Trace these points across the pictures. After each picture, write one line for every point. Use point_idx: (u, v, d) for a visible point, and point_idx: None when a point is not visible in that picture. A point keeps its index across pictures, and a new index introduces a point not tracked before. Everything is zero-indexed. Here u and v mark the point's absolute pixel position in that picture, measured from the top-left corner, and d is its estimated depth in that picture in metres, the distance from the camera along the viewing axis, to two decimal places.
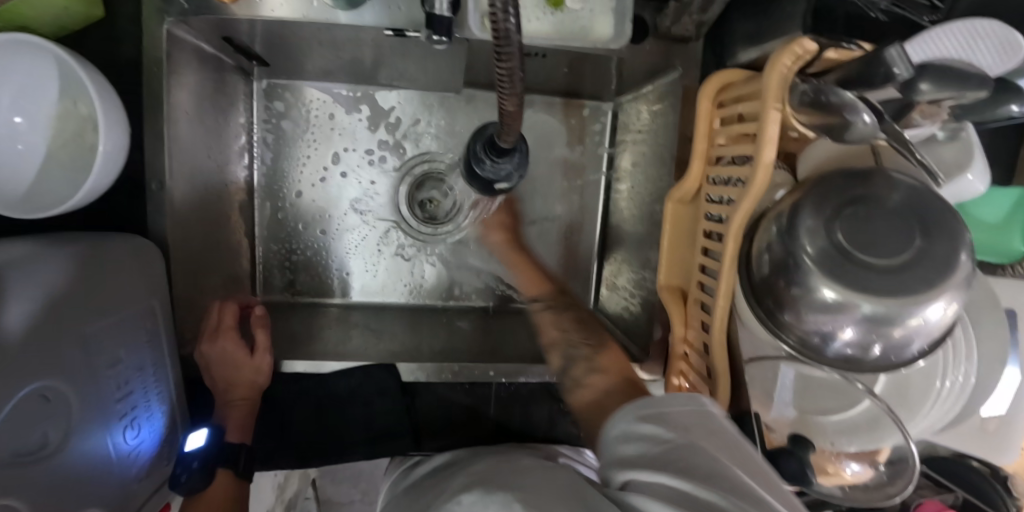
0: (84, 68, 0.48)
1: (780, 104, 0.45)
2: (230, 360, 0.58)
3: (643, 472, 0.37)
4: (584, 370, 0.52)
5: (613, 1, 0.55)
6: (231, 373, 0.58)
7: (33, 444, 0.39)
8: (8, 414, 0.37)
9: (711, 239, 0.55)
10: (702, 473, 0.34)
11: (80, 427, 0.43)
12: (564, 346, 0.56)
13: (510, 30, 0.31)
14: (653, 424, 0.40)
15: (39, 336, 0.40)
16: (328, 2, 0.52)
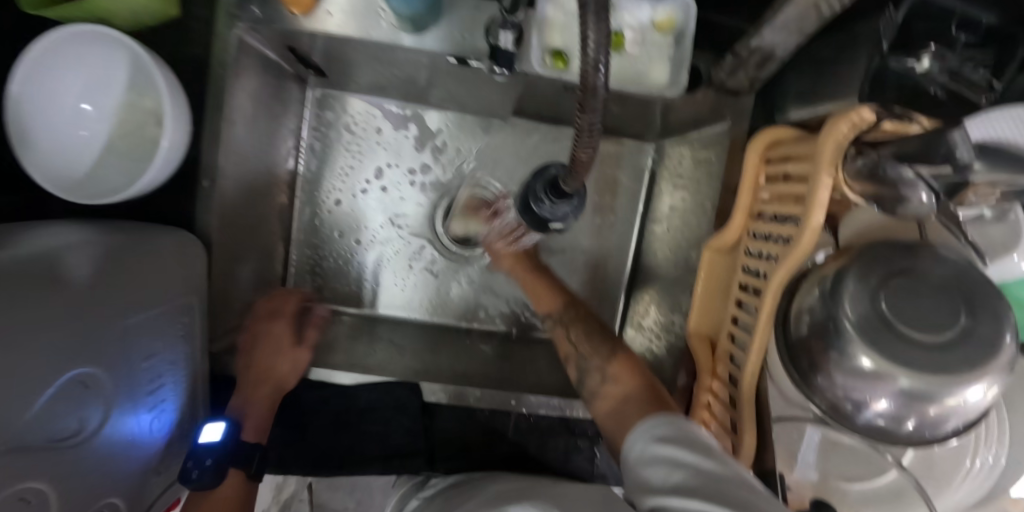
0: (161, 70, 0.50)
1: (833, 171, 0.46)
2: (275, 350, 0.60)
3: (673, 497, 0.37)
4: (597, 381, 0.52)
5: (672, 50, 0.56)
6: (271, 361, 0.60)
7: (75, 420, 0.40)
8: (49, 397, 0.37)
9: (747, 292, 0.55)
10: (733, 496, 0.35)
11: (115, 417, 0.44)
12: (578, 357, 0.55)
13: (598, 87, 0.30)
14: (673, 444, 0.41)
15: (83, 320, 0.41)
16: (395, 25, 0.54)
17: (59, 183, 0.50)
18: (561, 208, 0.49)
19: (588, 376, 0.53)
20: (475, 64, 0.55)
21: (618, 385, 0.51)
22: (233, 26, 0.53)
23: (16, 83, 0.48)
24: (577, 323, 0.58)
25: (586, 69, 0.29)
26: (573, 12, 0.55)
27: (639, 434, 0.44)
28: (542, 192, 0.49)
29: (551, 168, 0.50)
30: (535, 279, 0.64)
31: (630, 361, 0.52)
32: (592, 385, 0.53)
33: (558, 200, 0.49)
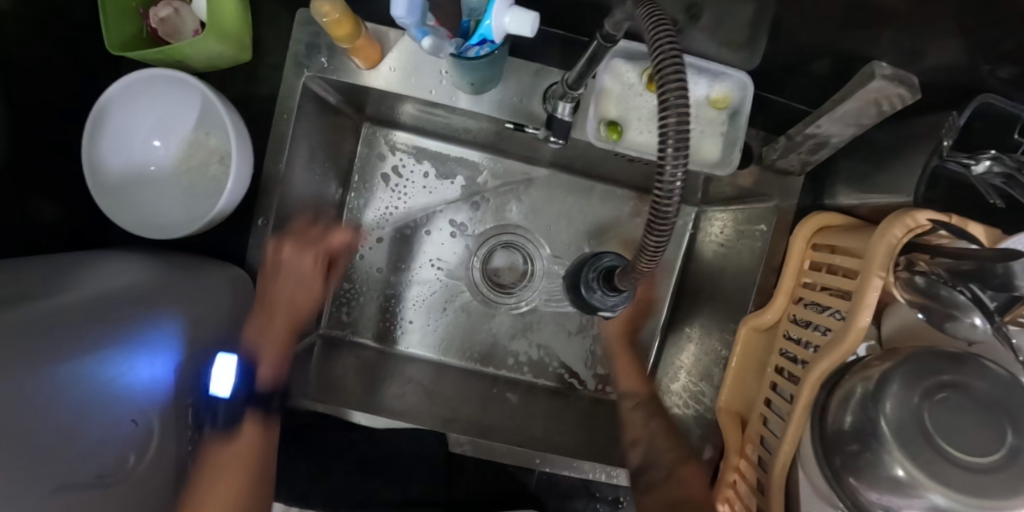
0: (232, 116, 0.52)
1: (885, 273, 0.46)
2: (315, 277, 0.63)
3: None
4: (660, 475, 0.54)
5: (725, 127, 0.57)
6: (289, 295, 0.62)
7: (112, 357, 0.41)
8: (98, 435, 0.39)
9: (782, 376, 0.55)
10: None
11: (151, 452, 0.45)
12: (650, 445, 0.58)
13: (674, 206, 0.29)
14: None
15: (133, 357, 0.43)
16: (455, 84, 0.56)
17: (125, 218, 0.52)
18: (612, 300, 0.50)
19: (656, 466, 0.55)
20: (531, 130, 0.56)
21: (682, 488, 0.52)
22: (301, 74, 0.56)
23: (93, 120, 0.50)
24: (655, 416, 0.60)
25: (659, 181, 0.29)
26: (631, 84, 0.57)
27: None
28: (595, 281, 0.52)
29: (604, 260, 0.53)
30: (632, 363, 0.65)
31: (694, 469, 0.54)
32: (655, 476, 0.55)
33: (610, 291, 0.50)
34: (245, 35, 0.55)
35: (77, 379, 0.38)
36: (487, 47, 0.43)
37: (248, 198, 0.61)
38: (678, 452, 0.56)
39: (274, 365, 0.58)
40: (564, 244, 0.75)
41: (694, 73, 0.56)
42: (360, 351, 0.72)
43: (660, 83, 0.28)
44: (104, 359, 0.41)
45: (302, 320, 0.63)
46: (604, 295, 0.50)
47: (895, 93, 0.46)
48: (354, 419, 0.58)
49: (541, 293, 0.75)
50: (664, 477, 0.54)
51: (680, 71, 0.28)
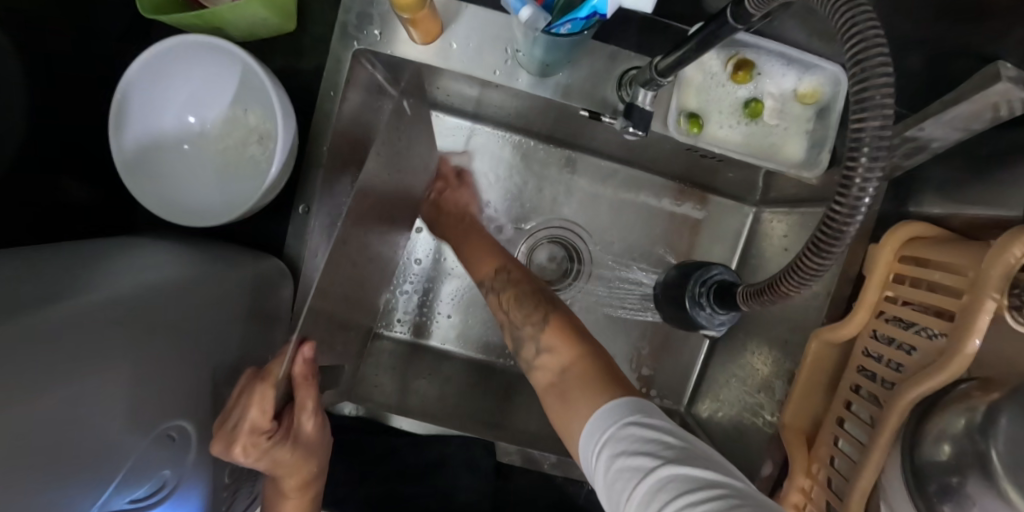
0: (277, 90, 0.47)
1: (999, 295, 0.42)
2: (296, 459, 0.44)
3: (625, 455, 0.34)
4: (532, 352, 0.49)
5: (811, 123, 0.53)
6: (288, 470, 0.45)
7: (145, 491, 0.37)
8: (130, 465, 0.35)
9: (860, 396, 0.52)
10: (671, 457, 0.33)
11: (189, 475, 0.42)
12: (512, 326, 0.54)
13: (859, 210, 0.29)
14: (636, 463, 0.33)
15: (171, 361, 0.39)
16: (519, 64, 0.51)
17: (160, 203, 0.47)
18: (720, 317, 0.54)
19: (524, 345, 0.51)
20: (607, 119, 0.51)
21: (555, 357, 0.47)
22: (350, 46, 0.50)
23: (123, 91, 0.45)
24: (515, 289, 0.55)
25: (847, 188, 0.28)
26: (714, 73, 0.52)
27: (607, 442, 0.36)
28: (704, 297, 0.55)
29: (720, 276, 0.54)
30: (481, 245, 0.61)
31: (559, 327, 0.49)
32: (529, 357, 0.50)
33: (719, 308, 0.54)
34: (292, 8, 0.49)
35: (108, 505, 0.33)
36: (568, 25, 0.40)
37: (288, 184, 0.57)
38: (532, 310, 0.53)
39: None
40: (611, 242, 0.73)
41: (783, 64, 0.52)
42: (390, 345, 0.66)
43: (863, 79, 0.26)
44: (139, 459, 0.36)
45: (318, 470, 0.48)
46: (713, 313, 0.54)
47: (1019, 96, 0.42)
48: (398, 424, 0.60)
49: (591, 293, 0.73)
50: (537, 352, 0.49)
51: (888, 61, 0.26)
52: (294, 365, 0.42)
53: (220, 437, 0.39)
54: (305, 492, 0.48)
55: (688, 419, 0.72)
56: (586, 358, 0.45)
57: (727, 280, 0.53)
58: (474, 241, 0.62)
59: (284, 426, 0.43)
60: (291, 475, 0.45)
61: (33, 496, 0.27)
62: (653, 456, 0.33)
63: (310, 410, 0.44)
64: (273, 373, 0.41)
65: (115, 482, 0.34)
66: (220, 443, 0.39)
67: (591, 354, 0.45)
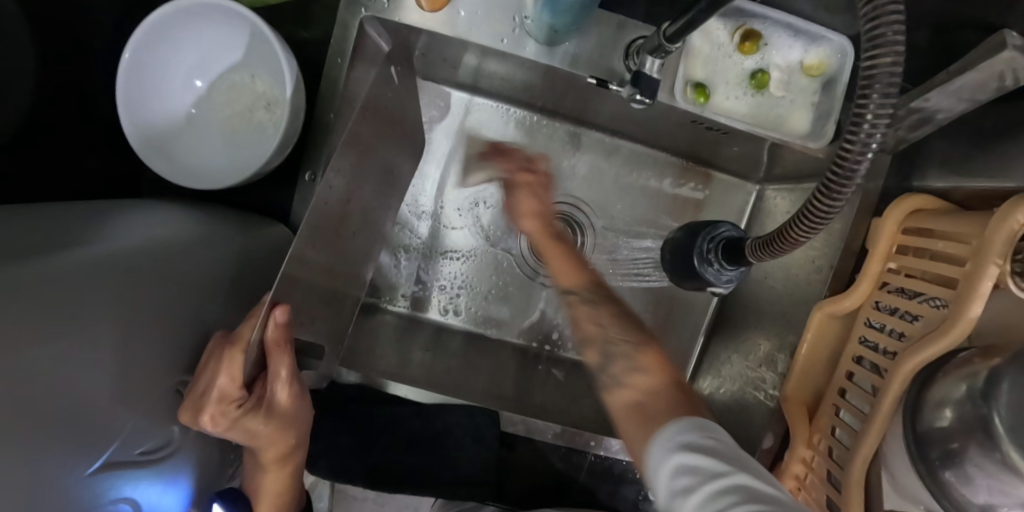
0: (285, 54, 0.47)
1: (1001, 261, 0.42)
2: (273, 428, 0.41)
3: (689, 456, 0.34)
4: (625, 370, 0.43)
5: (817, 95, 0.53)
6: (265, 441, 0.42)
7: (151, 451, 0.37)
8: (139, 419, 0.35)
9: (862, 366, 0.52)
10: (733, 460, 0.33)
11: (195, 438, 0.41)
12: (602, 342, 0.46)
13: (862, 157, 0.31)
14: (700, 463, 0.33)
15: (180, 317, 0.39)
16: (527, 31, 0.52)
17: (167, 165, 0.48)
18: (727, 273, 0.54)
19: (615, 362, 0.44)
20: (614, 87, 0.52)
21: (648, 378, 0.42)
22: (357, 13, 0.50)
23: (131, 51, 0.45)
24: (607, 306, 0.49)
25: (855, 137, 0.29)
26: (721, 44, 0.52)
27: (663, 439, 0.36)
28: (712, 254, 0.55)
29: (726, 233, 0.54)
30: (568, 258, 0.55)
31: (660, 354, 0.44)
32: (614, 373, 0.44)
33: (726, 264, 0.53)
34: None
35: (116, 457, 0.33)
36: None
37: (294, 152, 0.57)
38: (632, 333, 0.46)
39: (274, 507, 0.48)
40: (615, 218, 0.74)
41: (790, 35, 0.52)
42: (392, 318, 0.67)
43: (874, 15, 0.26)
44: (148, 415, 0.36)
45: (298, 441, 0.46)
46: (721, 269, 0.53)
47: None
48: (394, 390, 0.59)
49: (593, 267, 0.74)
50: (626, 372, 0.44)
51: (899, 2, 0.26)
52: (267, 330, 0.36)
53: (189, 402, 0.37)
54: (285, 465, 0.46)
55: None
56: (678, 387, 0.41)
57: (736, 237, 0.53)
58: (559, 250, 0.56)
59: (255, 396, 0.39)
60: (269, 444, 0.42)
61: (39, 436, 0.27)
62: (718, 461, 0.33)
63: (285, 379, 0.40)
64: (243, 338, 0.37)
65: (124, 435, 0.34)
66: (188, 409, 0.37)
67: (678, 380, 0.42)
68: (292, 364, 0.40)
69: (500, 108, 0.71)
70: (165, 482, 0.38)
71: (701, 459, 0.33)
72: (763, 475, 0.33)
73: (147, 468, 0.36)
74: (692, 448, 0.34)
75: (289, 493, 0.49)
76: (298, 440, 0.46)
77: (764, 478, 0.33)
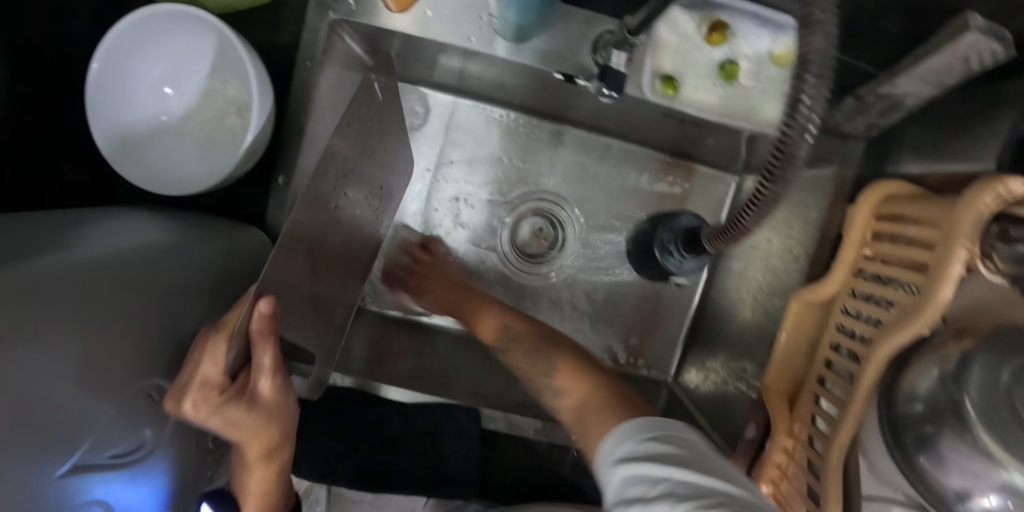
0: (252, 59, 0.47)
1: (970, 245, 0.42)
2: (256, 422, 0.39)
3: (638, 466, 0.35)
4: (556, 397, 0.51)
5: (787, 85, 0.53)
6: (247, 436, 0.40)
7: (125, 450, 0.37)
8: (108, 423, 0.35)
9: (840, 354, 0.52)
10: (682, 461, 0.34)
11: (169, 440, 0.41)
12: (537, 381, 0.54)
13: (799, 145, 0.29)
14: (649, 469, 0.34)
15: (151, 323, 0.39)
16: (495, 30, 0.52)
17: (137, 172, 0.48)
18: (687, 263, 0.53)
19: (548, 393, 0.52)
20: (581, 82, 0.52)
21: (571, 396, 0.48)
22: (326, 17, 0.50)
23: (100, 61, 0.44)
24: (519, 341, 0.58)
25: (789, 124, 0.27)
26: (689, 36, 0.52)
27: (613, 448, 0.38)
28: (672, 244, 0.55)
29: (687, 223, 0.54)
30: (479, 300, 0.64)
31: (573, 369, 0.51)
32: (553, 401, 0.51)
33: (687, 255, 0.53)
34: None
35: (86, 460, 0.33)
36: None
37: (269, 157, 0.57)
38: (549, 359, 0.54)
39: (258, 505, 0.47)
40: (596, 213, 0.74)
41: (757, 25, 0.52)
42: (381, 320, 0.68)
43: None
44: (118, 419, 0.36)
45: (286, 437, 0.44)
46: (681, 260, 0.53)
47: (989, 48, 0.42)
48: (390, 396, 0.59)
49: (575, 264, 0.74)
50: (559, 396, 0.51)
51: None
52: (251, 319, 0.36)
53: (176, 389, 0.37)
54: (269, 461, 0.45)
55: (677, 389, 0.73)
56: (600, 389, 0.46)
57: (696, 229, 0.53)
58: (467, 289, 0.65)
59: (240, 385, 0.38)
60: (252, 439, 0.40)
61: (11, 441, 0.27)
62: (666, 466, 0.34)
63: (268, 370, 0.38)
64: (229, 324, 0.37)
65: (95, 436, 0.34)
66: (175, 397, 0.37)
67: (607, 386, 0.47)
68: (276, 354, 0.39)
69: (478, 107, 0.71)
70: (141, 481, 0.38)
71: (648, 468, 0.34)
72: (714, 471, 0.34)
73: (118, 470, 0.36)
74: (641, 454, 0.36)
75: (277, 491, 0.49)
76: (285, 433, 0.44)
77: (714, 474, 0.33)
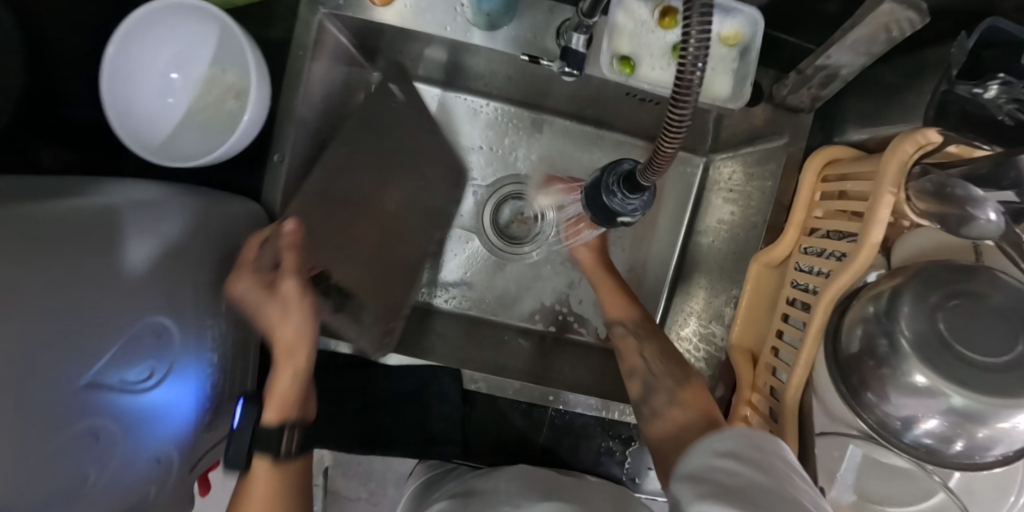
0: (251, 46, 0.52)
1: (896, 190, 0.46)
2: (274, 311, 0.49)
3: (724, 458, 0.40)
4: (664, 402, 0.59)
5: (736, 63, 0.58)
6: (271, 324, 0.50)
7: (133, 374, 0.41)
8: (110, 351, 0.39)
9: (795, 306, 0.56)
10: (771, 471, 0.38)
11: (172, 372, 0.45)
12: (645, 374, 0.62)
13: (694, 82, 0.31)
14: (734, 459, 0.40)
15: (153, 268, 0.43)
16: (469, 21, 0.58)
17: (145, 147, 0.53)
18: (633, 202, 0.47)
19: (656, 394, 0.60)
20: (546, 63, 0.58)
21: (683, 410, 0.57)
22: (316, 11, 0.56)
23: (114, 47, 0.50)
24: (651, 341, 0.64)
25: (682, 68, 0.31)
26: (644, 21, 0.57)
27: (708, 444, 0.43)
28: (615, 184, 0.47)
29: (626, 162, 0.48)
30: (616, 291, 0.69)
31: (697, 388, 0.58)
32: (657, 404, 0.59)
33: (630, 192, 0.46)
34: None
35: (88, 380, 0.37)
36: None
37: (264, 141, 0.62)
38: (674, 373, 0.60)
39: (279, 405, 0.49)
40: None
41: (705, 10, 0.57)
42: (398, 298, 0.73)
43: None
44: (120, 349, 0.40)
45: (307, 343, 0.50)
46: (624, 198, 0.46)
47: (905, 18, 0.46)
48: (386, 362, 0.62)
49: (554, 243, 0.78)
50: (667, 403, 0.59)
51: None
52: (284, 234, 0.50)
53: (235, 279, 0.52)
54: (290, 360, 0.50)
55: None
56: (707, 412, 0.56)
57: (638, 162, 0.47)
58: (613, 284, 0.69)
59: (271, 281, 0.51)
60: (274, 330, 0.49)
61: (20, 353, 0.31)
62: (749, 466, 0.39)
63: (289, 272, 0.50)
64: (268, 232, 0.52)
65: (103, 359, 0.38)
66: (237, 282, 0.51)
67: (712, 410, 0.56)
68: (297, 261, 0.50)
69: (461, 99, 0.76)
70: (164, 387, 0.44)
71: (731, 461, 0.40)
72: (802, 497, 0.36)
73: (121, 391, 0.40)
74: (733, 452, 0.41)
75: (298, 398, 0.51)
76: (305, 338, 0.50)
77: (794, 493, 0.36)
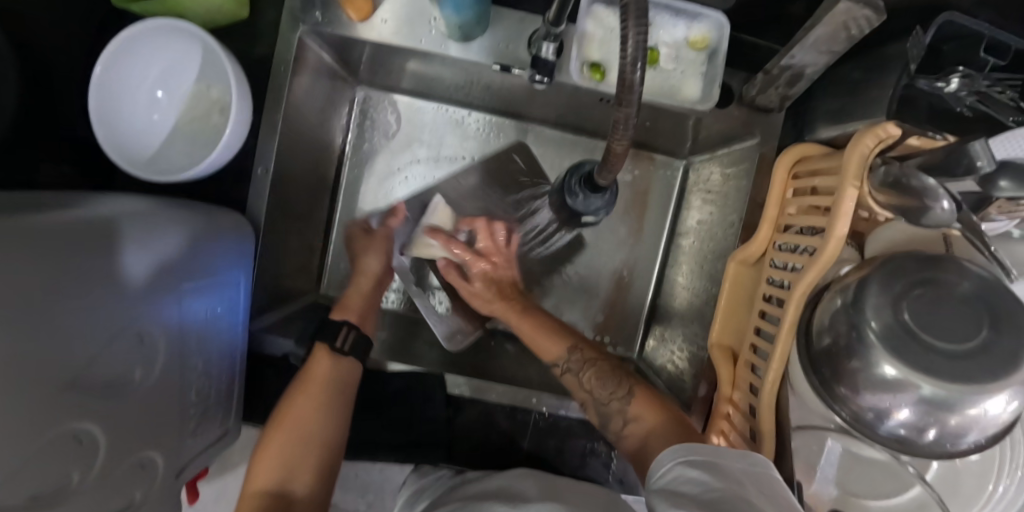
0: (232, 63, 0.54)
1: (858, 183, 0.47)
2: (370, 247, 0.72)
3: (692, 469, 0.42)
4: (620, 424, 0.56)
5: (704, 66, 0.59)
6: (365, 256, 0.71)
7: (124, 375, 0.43)
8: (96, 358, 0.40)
9: (771, 303, 0.56)
10: (736, 482, 0.40)
11: (157, 371, 0.47)
12: (596, 402, 0.59)
13: (635, 83, 0.34)
14: (703, 471, 0.41)
15: (136, 276, 0.45)
16: (445, 34, 0.59)
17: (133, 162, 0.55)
18: (594, 202, 0.54)
19: (610, 420, 0.57)
20: (517, 71, 0.59)
21: (640, 423, 0.55)
22: (296, 28, 0.58)
23: (102, 67, 0.52)
24: (592, 365, 0.62)
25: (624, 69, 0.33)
26: (613, 28, 0.59)
27: (675, 455, 0.44)
28: (577, 186, 0.55)
29: (586, 165, 0.55)
30: (546, 330, 0.67)
31: (644, 396, 0.57)
32: (617, 426, 0.57)
33: (591, 193, 0.53)
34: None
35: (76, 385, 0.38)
36: None
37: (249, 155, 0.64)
38: (615, 391, 0.58)
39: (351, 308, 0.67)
40: None
41: (672, 16, 0.59)
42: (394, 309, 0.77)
43: None
44: (107, 354, 0.41)
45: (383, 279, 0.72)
46: (586, 199, 0.53)
47: (863, 16, 0.46)
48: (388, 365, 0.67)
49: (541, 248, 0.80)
50: (624, 424, 0.56)
51: None
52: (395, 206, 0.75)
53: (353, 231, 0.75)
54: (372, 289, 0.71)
55: (642, 364, 0.78)
56: (668, 424, 0.53)
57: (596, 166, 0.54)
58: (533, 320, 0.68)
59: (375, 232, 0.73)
60: (366, 260, 0.71)
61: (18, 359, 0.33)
62: (713, 477, 0.40)
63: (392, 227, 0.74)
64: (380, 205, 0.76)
65: (92, 363, 0.40)
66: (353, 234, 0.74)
67: (668, 420, 0.54)
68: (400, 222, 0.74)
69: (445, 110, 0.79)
70: (200, 324, 0.53)
71: (698, 472, 0.41)
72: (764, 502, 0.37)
73: (110, 394, 0.42)
74: (700, 463, 0.42)
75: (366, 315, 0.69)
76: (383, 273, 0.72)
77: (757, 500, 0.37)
